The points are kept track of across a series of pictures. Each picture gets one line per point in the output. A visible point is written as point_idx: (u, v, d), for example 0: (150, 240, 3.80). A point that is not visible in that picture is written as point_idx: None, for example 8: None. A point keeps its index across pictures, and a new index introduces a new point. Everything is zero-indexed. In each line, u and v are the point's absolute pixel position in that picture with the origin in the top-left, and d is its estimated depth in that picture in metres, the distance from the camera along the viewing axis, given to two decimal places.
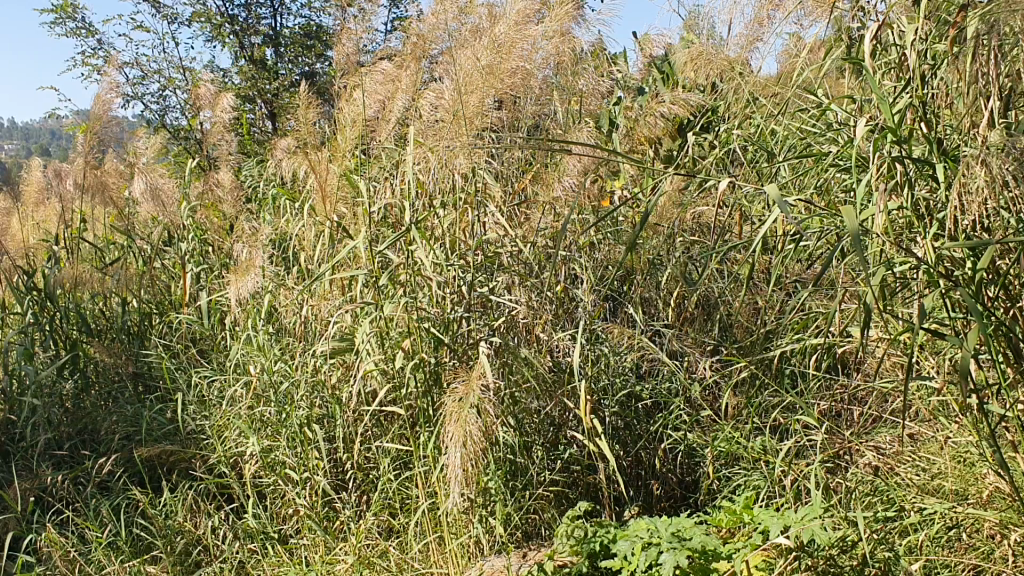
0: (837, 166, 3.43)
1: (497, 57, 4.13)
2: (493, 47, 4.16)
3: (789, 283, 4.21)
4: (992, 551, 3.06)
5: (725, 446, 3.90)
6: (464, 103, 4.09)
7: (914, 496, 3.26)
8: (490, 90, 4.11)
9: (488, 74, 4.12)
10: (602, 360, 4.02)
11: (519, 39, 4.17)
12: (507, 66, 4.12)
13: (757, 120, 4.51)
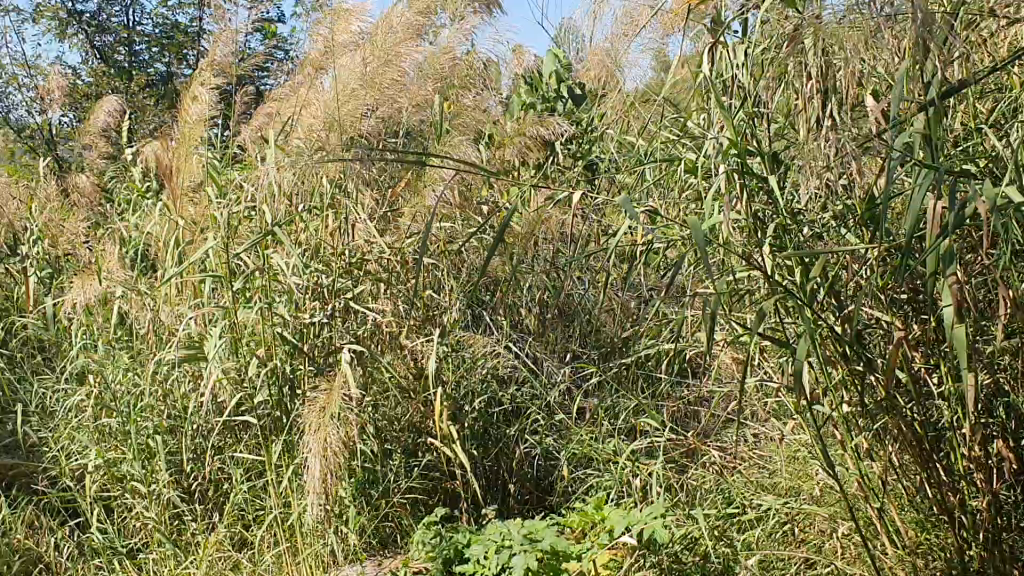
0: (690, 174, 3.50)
1: (378, 66, 4.07)
2: (375, 58, 4.12)
3: (645, 288, 4.27)
4: (823, 544, 3.18)
5: (579, 449, 3.97)
6: (339, 112, 4.01)
7: (752, 493, 3.40)
8: (369, 100, 4.05)
9: (369, 84, 4.05)
10: (463, 365, 4.00)
11: (401, 51, 4.14)
12: (386, 74, 4.06)
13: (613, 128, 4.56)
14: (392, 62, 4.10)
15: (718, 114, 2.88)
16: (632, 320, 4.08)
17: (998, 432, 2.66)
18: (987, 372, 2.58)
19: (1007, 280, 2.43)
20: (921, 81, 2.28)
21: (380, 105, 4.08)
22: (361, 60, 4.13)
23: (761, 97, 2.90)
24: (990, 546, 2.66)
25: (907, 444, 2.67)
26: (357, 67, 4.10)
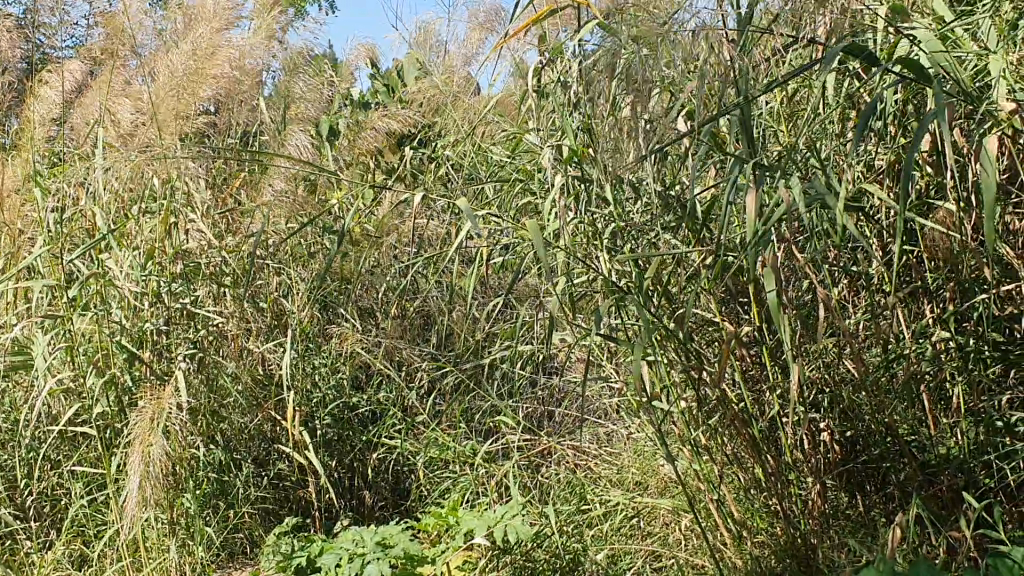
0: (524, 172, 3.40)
1: (202, 58, 3.96)
2: (196, 48, 3.99)
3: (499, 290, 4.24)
4: (668, 537, 3.23)
5: (435, 451, 3.92)
6: (161, 105, 3.84)
7: (600, 489, 3.43)
8: (195, 93, 3.92)
9: (193, 76, 3.92)
10: (315, 372, 3.94)
11: (223, 43, 4.05)
12: (214, 60, 3.99)
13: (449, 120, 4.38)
14: (215, 54, 4.00)
15: (560, 118, 2.91)
16: (484, 319, 4.06)
17: (824, 420, 2.76)
18: (812, 363, 2.67)
19: (825, 272, 2.53)
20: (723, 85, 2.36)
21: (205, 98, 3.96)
22: (184, 51, 3.99)
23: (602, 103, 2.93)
24: (819, 531, 2.76)
25: (739, 434, 2.75)
26: (180, 59, 3.96)
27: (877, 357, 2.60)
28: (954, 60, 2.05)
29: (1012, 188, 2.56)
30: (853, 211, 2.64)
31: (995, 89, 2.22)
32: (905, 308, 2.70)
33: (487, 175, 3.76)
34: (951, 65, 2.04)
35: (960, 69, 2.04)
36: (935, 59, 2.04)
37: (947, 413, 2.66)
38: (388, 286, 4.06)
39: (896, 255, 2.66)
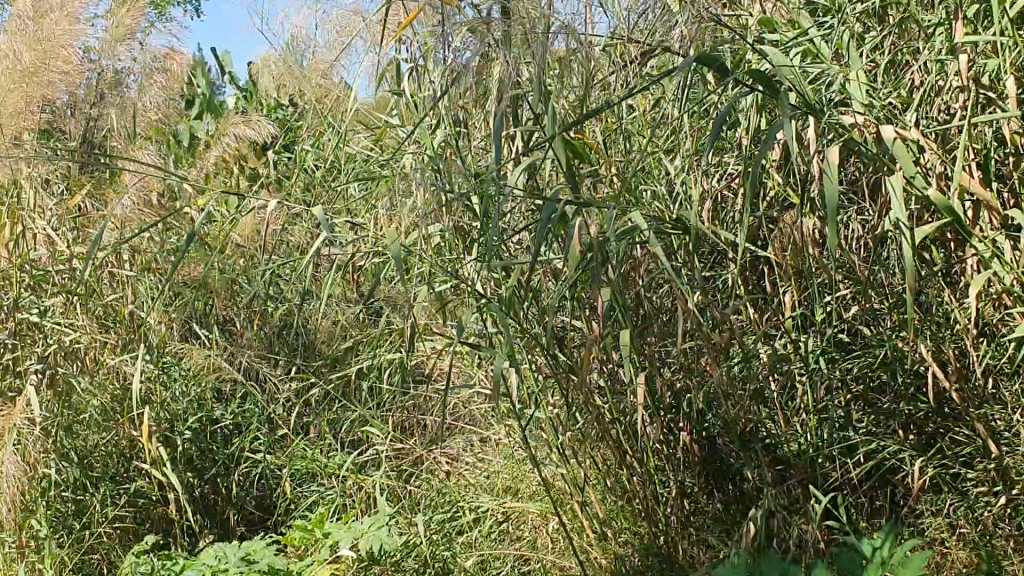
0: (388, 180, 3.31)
1: (37, 52, 3.92)
2: (32, 43, 3.95)
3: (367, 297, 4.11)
4: (537, 541, 3.20)
5: (299, 464, 3.81)
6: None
7: (470, 495, 3.36)
8: (33, 90, 3.90)
9: (29, 71, 3.90)
10: (171, 385, 3.78)
11: (61, 36, 3.99)
12: (52, 53, 3.94)
13: (314, 125, 4.21)
14: (52, 48, 3.96)
15: (424, 123, 2.85)
16: (350, 328, 3.95)
17: (683, 423, 2.83)
18: (671, 367, 2.73)
19: (683, 277, 2.59)
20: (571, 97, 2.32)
21: (44, 94, 3.93)
22: (20, 47, 3.96)
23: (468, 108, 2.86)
24: (680, 530, 2.84)
25: (603, 439, 2.80)
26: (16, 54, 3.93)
27: (732, 359, 2.69)
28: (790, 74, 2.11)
29: (856, 195, 2.68)
30: (709, 219, 2.71)
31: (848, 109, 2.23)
32: (763, 312, 2.76)
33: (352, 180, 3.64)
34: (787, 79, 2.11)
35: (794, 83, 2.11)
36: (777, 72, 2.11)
37: (798, 412, 2.77)
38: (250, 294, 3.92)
39: (751, 260, 2.75)
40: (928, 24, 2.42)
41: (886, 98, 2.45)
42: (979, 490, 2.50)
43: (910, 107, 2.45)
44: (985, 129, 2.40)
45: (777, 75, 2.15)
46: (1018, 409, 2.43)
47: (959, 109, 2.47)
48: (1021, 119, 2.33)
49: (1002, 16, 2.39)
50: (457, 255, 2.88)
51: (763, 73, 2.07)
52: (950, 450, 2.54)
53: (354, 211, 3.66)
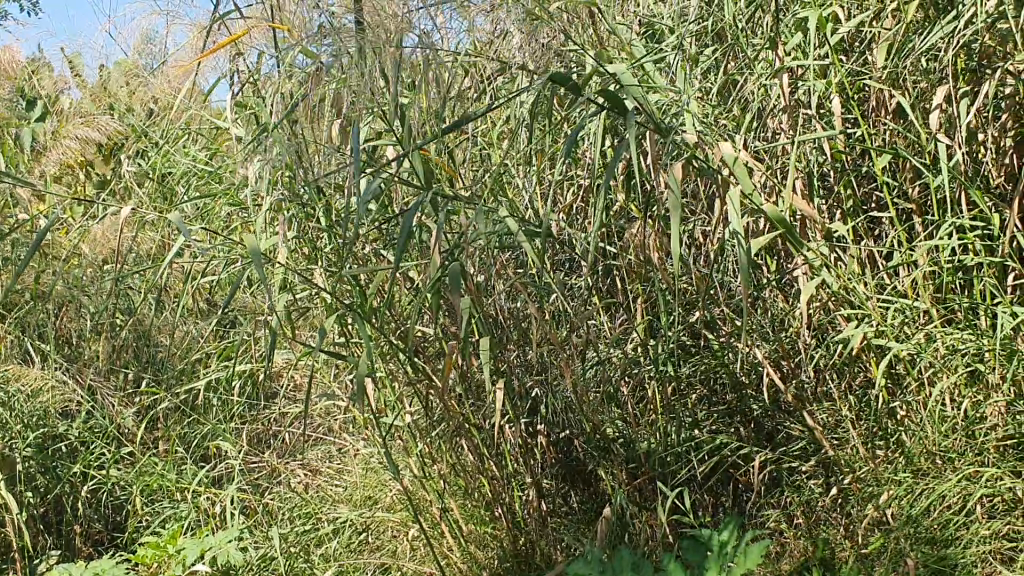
0: (241, 191, 3.23)
1: None
2: None
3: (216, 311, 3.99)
4: (397, 549, 3.12)
5: (147, 480, 3.67)
6: None
7: (328, 507, 3.26)
8: None
9: None
10: (5, 402, 3.56)
11: None
12: None
13: (159, 130, 4.05)
14: None
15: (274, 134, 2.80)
16: (199, 342, 3.83)
17: (539, 427, 2.89)
18: (526, 372, 2.78)
19: (537, 284, 2.65)
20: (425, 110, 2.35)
21: None
22: None
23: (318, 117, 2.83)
24: (537, 531, 2.88)
25: (461, 444, 2.82)
26: None
27: (584, 363, 2.76)
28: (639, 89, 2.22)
29: (696, 206, 2.81)
30: (561, 228, 2.77)
31: (691, 128, 2.34)
32: (612, 321, 2.84)
33: (202, 189, 3.54)
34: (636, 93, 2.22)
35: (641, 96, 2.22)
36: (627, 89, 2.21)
37: (647, 413, 2.87)
38: (93, 306, 3.77)
39: (602, 268, 2.83)
40: (756, 47, 2.57)
41: (720, 115, 2.59)
42: (813, 481, 2.64)
43: (742, 123, 2.59)
44: (811, 144, 2.55)
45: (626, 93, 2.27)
46: (845, 404, 2.59)
47: (786, 126, 2.63)
48: (842, 134, 2.50)
49: (822, 41, 2.57)
50: (312, 264, 2.83)
51: (611, 91, 2.21)
52: (786, 444, 2.68)
53: (202, 220, 3.53)
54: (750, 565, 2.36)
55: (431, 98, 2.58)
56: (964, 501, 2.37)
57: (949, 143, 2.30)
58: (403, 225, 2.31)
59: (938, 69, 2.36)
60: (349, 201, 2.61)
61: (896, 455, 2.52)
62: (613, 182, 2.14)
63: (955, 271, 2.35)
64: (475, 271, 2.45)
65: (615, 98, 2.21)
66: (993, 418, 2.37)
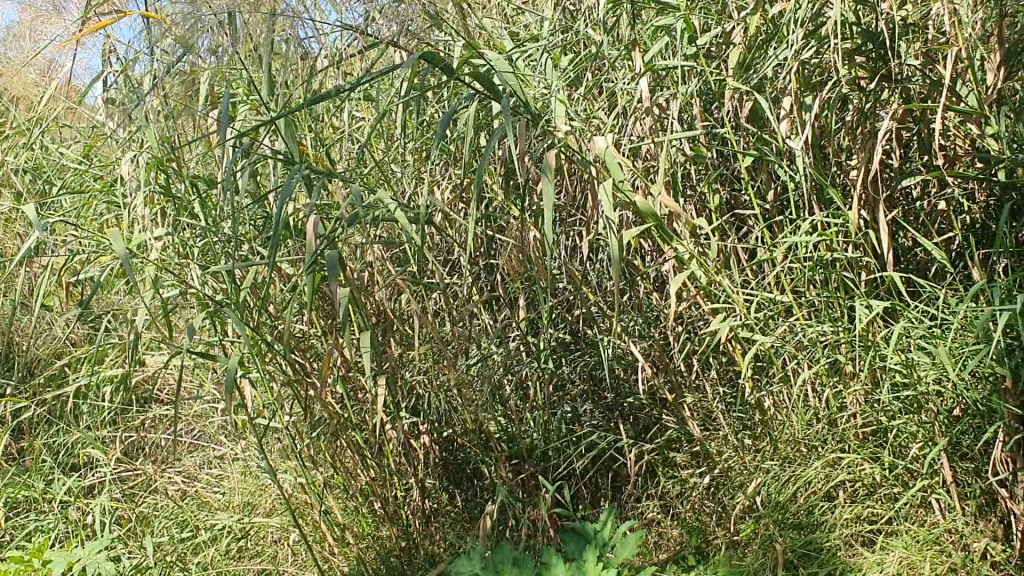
0: (104, 192, 3.11)
1: None
2: None
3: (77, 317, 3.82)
4: (277, 554, 3.05)
5: (10, 491, 3.48)
6: None
7: (205, 513, 3.16)
8: None
9: None
10: None
11: None
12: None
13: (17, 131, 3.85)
14: None
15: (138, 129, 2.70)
16: (61, 350, 3.66)
17: (421, 425, 2.88)
18: (406, 369, 2.77)
19: (414, 282, 2.65)
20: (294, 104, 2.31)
21: None
22: None
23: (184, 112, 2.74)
24: (421, 530, 2.87)
25: (341, 444, 2.78)
26: None
27: (464, 361, 2.77)
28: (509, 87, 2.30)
29: (572, 206, 2.85)
30: (437, 228, 2.77)
31: (564, 123, 2.38)
32: (489, 321, 2.87)
33: (64, 190, 3.40)
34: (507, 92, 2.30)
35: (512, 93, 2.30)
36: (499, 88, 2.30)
37: (529, 409, 2.90)
38: None
39: (478, 268, 2.85)
40: (620, 52, 2.64)
41: (588, 117, 2.64)
42: (687, 471, 2.72)
43: (612, 125, 2.65)
44: (677, 146, 2.63)
45: (496, 92, 2.32)
46: (715, 397, 2.68)
47: (654, 129, 2.71)
48: (706, 138, 2.59)
49: (685, 48, 2.65)
50: (182, 265, 2.74)
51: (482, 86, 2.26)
52: (662, 437, 2.75)
53: (64, 221, 3.39)
54: (626, 554, 2.46)
55: (302, 91, 2.54)
56: (828, 486, 2.48)
57: (803, 146, 2.40)
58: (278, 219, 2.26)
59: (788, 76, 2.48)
60: (219, 198, 2.54)
61: (763, 444, 2.60)
62: (489, 173, 2.15)
63: (813, 267, 2.45)
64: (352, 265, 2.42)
65: (491, 82, 2.28)
66: (851, 407, 2.45)
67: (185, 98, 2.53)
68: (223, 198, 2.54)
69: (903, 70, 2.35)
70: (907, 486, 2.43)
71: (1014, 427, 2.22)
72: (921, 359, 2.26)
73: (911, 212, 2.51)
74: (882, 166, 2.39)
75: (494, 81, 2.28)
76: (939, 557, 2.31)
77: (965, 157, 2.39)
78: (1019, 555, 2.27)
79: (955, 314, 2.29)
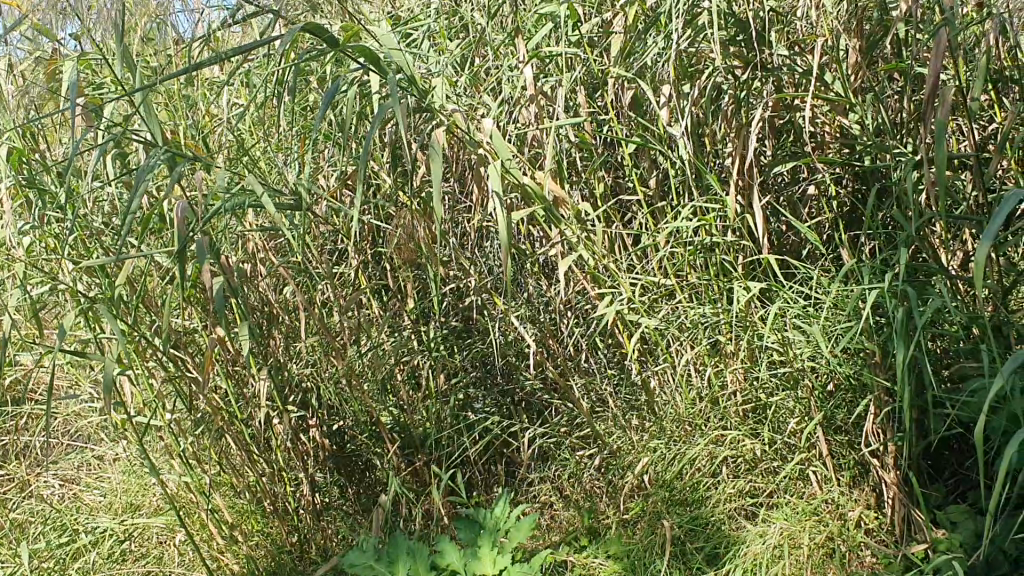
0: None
1: None
2: None
3: None
4: (163, 555, 2.95)
5: None
6: None
7: (85, 517, 3.03)
8: None
9: None
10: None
11: None
12: None
13: None
14: None
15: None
16: None
17: (310, 419, 2.83)
18: (294, 362, 2.72)
19: (300, 272, 2.60)
20: (154, 86, 2.21)
21: None
22: None
23: (46, 99, 2.60)
24: (312, 525, 2.83)
25: (227, 440, 2.71)
26: None
27: (354, 351, 2.74)
28: (391, 61, 2.27)
29: (460, 194, 2.85)
30: (322, 219, 2.73)
31: (446, 100, 2.35)
32: (379, 311, 2.84)
33: None
34: (391, 66, 2.27)
35: (394, 66, 2.27)
36: (380, 62, 2.26)
37: (420, 398, 2.89)
38: None
39: (366, 257, 2.82)
40: (504, 39, 2.64)
41: (473, 104, 2.64)
42: (578, 453, 2.76)
43: (498, 113, 2.65)
44: (560, 135, 2.66)
45: (381, 65, 2.28)
46: (603, 381, 2.73)
47: (539, 116, 2.72)
48: (590, 125, 2.62)
49: (569, 35, 2.67)
50: (49, 259, 2.61)
51: (369, 56, 2.21)
52: (553, 421, 2.78)
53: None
54: (520, 536, 2.52)
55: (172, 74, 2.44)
56: (712, 463, 2.54)
57: (682, 132, 2.45)
58: (135, 202, 2.14)
59: (668, 63, 2.53)
60: (86, 189, 2.43)
61: (649, 424, 2.66)
62: (373, 150, 2.11)
63: (694, 251, 2.51)
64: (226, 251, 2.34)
65: (376, 60, 2.23)
66: (732, 386, 2.52)
67: (45, 83, 2.40)
68: (90, 189, 2.43)
69: (775, 59, 2.44)
70: (786, 460, 2.49)
71: (884, 401, 2.32)
72: (796, 338, 2.34)
73: (785, 196, 2.60)
74: (757, 151, 2.45)
75: (379, 58, 2.23)
76: (818, 527, 2.38)
77: (835, 144, 2.49)
78: (890, 523, 2.39)
79: (827, 293, 2.37)
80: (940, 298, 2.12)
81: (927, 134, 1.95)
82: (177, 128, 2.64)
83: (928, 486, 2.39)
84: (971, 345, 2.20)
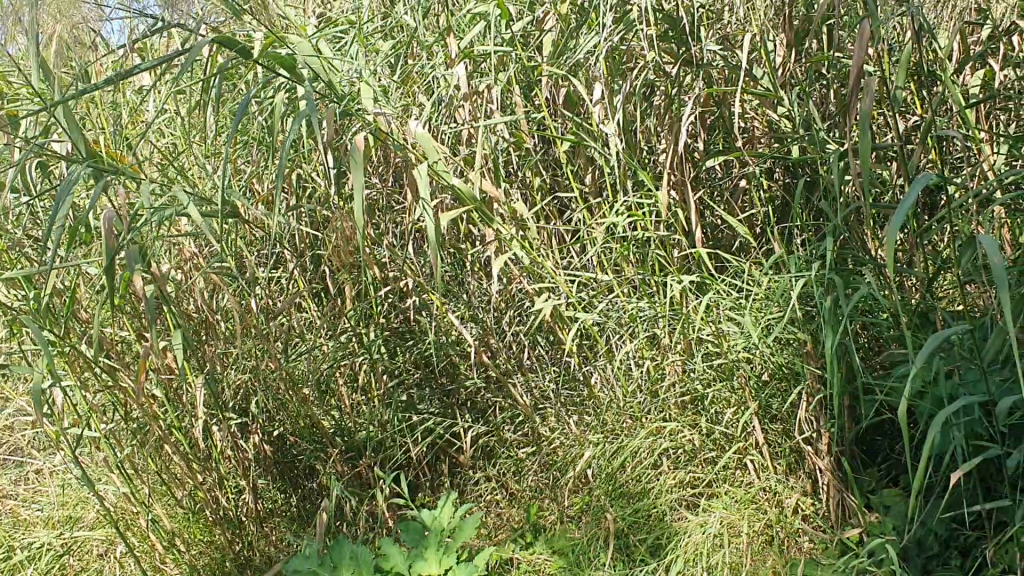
0: None
1: None
2: None
3: None
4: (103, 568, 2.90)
5: None
6: None
7: (21, 532, 2.97)
8: None
9: None
10: None
11: None
12: None
13: None
14: None
15: None
16: None
17: (250, 425, 2.80)
18: (232, 369, 2.69)
19: (235, 278, 2.57)
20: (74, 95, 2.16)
21: None
22: None
23: None
24: (255, 532, 2.81)
25: (165, 450, 2.67)
26: None
27: (293, 355, 2.72)
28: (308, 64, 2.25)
29: (397, 194, 2.85)
30: (256, 222, 2.70)
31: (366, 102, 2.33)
32: (317, 313, 2.82)
33: None
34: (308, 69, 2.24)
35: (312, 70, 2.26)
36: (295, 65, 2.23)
37: (362, 401, 2.87)
38: None
39: (303, 260, 2.79)
40: (436, 38, 2.63)
41: (405, 104, 2.63)
42: (522, 451, 2.79)
43: (432, 112, 2.65)
44: (494, 133, 2.66)
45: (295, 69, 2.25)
46: (544, 377, 2.75)
47: (473, 115, 2.72)
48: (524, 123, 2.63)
49: (501, 33, 2.67)
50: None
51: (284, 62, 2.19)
52: (497, 419, 2.80)
53: None
54: (465, 537, 2.50)
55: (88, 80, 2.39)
56: (653, 455, 2.57)
57: (614, 128, 2.47)
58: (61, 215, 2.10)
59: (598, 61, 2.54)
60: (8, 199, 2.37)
61: (591, 418, 2.68)
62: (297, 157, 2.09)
63: (629, 246, 2.54)
64: (153, 258, 2.30)
65: (292, 65, 2.21)
66: (670, 377, 2.54)
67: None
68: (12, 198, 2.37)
69: (704, 54, 2.46)
70: (724, 449, 2.54)
71: (817, 389, 2.37)
72: (730, 330, 2.38)
73: (717, 190, 2.63)
74: (688, 145, 2.48)
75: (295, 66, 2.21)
76: (756, 515, 2.43)
77: (764, 138, 2.53)
78: (826, 508, 2.43)
79: (759, 284, 2.41)
80: (868, 287, 2.16)
81: (850, 127, 1.99)
82: (103, 134, 2.59)
83: (861, 471, 2.43)
84: (898, 332, 2.25)
